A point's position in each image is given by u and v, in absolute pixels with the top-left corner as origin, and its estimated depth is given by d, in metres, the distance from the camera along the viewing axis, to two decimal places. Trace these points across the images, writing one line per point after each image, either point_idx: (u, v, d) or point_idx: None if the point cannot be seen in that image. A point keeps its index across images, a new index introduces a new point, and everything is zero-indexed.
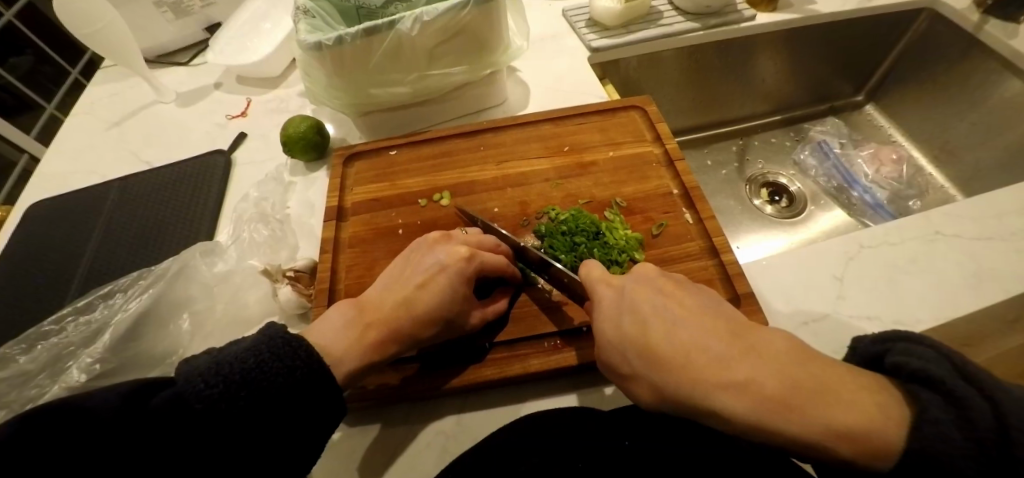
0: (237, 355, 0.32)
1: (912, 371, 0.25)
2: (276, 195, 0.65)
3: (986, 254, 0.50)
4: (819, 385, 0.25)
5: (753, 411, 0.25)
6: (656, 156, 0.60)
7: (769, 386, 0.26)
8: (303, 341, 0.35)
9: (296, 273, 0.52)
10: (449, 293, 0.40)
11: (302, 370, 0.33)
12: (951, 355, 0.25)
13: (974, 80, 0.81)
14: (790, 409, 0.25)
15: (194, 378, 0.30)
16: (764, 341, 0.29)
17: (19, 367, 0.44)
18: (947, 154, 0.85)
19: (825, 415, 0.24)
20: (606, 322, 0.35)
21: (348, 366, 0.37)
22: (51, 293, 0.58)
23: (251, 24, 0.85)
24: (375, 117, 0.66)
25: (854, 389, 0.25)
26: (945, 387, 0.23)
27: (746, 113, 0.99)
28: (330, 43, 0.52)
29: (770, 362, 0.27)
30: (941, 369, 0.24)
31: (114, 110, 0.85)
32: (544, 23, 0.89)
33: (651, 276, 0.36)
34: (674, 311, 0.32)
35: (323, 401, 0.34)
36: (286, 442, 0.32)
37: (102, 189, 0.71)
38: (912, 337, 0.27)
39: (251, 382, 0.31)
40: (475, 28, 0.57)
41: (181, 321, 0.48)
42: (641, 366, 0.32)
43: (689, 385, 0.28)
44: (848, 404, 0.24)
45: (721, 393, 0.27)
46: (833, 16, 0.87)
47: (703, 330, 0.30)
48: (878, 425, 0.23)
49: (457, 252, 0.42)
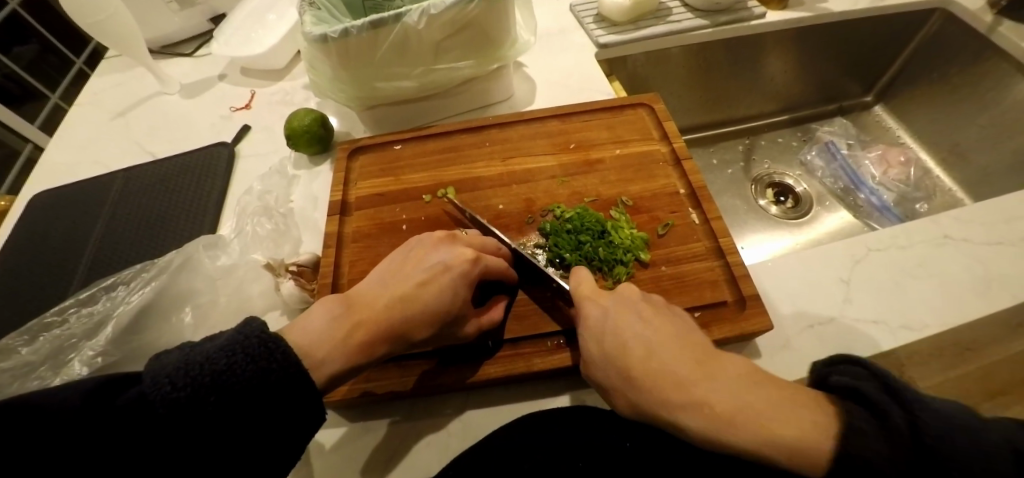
0: (209, 355, 0.29)
1: (847, 389, 0.28)
2: (279, 188, 0.64)
3: (994, 260, 0.49)
4: (764, 402, 0.27)
5: (705, 429, 0.27)
6: (663, 154, 0.60)
7: (722, 406, 0.27)
8: (281, 343, 0.32)
9: (298, 267, 0.51)
10: (449, 295, 0.39)
11: (278, 374, 0.31)
12: (882, 375, 0.27)
13: (986, 82, 0.80)
14: (737, 424, 0.26)
15: (160, 380, 0.28)
16: (722, 362, 0.30)
17: (21, 358, 0.44)
18: (956, 157, 0.84)
19: (769, 433, 0.25)
20: (586, 337, 0.36)
21: (330, 369, 0.34)
22: (54, 282, 0.59)
23: (256, 15, 0.85)
24: (380, 110, 0.66)
25: (797, 406, 0.26)
26: (871, 401, 0.26)
27: (753, 112, 0.99)
28: (335, 35, 0.51)
29: (722, 382, 0.29)
30: (870, 387, 0.27)
31: (118, 100, 0.85)
32: (551, 18, 0.88)
33: (632, 299, 0.37)
34: (649, 335, 0.33)
35: (301, 404, 0.31)
36: (258, 449, 0.30)
37: (106, 180, 0.71)
38: (851, 358, 0.30)
39: (221, 386, 0.29)
40: (483, 22, 0.57)
41: (183, 314, 0.48)
42: (617, 383, 0.33)
43: (653, 403, 0.30)
44: (790, 421, 0.25)
45: (679, 411, 0.28)
46: (846, 15, 0.86)
47: (672, 353, 0.31)
48: (814, 439, 0.24)
49: (463, 253, 0.42)
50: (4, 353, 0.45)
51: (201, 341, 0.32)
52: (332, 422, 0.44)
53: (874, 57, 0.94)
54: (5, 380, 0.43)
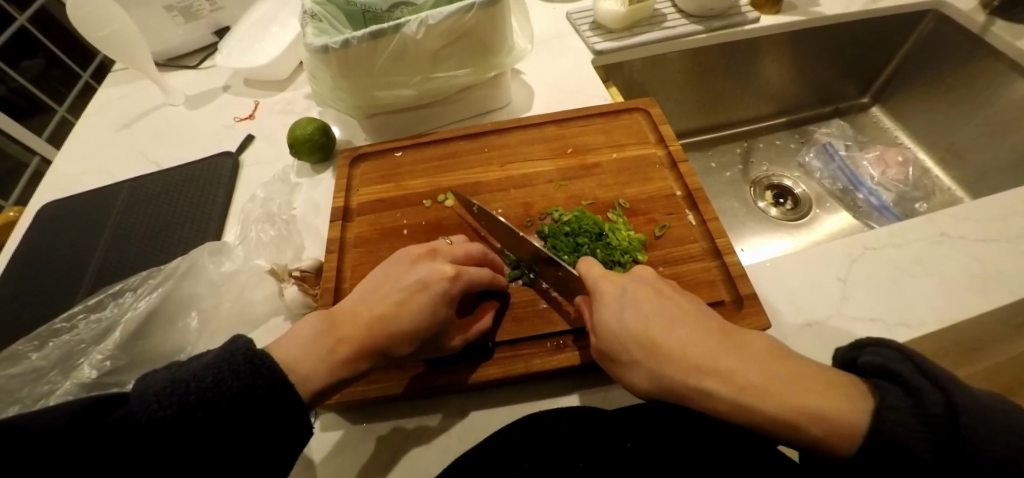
0: (195, 374, 0.30)
1: (878, 369, 0.27)
2: (282, 196, 0.65)
3: (991, 257, 0.50)
4: (794, 376, 0.28)
5: (736, 396, 0.28)
6: (659, 157, 0.61)
7: (749, 375, 0.28)
8: (266, 359, 0.33)
9: (302, 272, 0.52)
10: (428, 311, 0.39)
11: (264, 390, 0.31)
12: (914, 356, 0.26)
13: (980, 82, 0.81)
14: (769, 394, 0.27)
15: (147, 398, 0.28)
16: (750, 339, 0.31)
17: (31, 364, 0.45)
18: (953, 156, 0.84)
19: (799, 401, 0.26)
20: (605, 314, 0.37)
21: (315, 384, 0.35)
22: (61, 290, 0.60)
23: (259, 28, 0.87)
24: (380, 118, 0.67)
25: (830, 381, 0.27)
26: (903, 381, 0.25)
27: (750, 115, 0.99)
28: (336, 46, 0.53)
29: (752, 356, 0.30)
30: (901, 366, 0.26)
31: (124, 112, 0.86)
32: (549, 26, 0.89)
33: (648, 278, 0.38)
34: (671, 312, 0.35)
35: (288, 417, 0.32)
36: (246, 463, 0.31)
37: (113, 189, 0.72)
38: (880, 340, 0.29)
39: (207, 403, 0.29)
40: (480, 31, 0.58)
41: (189, 319, 0.49)
42: (639, 355, 0.33)
43: (680, 373, 0.31)
44: (822, 392, 0.26)
45: (708, 379, 0.30)
46: (840, 19, 0.87)
47: (696, 327, 0.33)
48: (847, 410, 0.25)
49: (441, 270, 0.41)
50: (13, 359, 0.46)
51: (186, 361, 0.32)
52: (333, 425, 0.44)
53: (869, 59, 0.95)
54: (14, 385, 0.44)
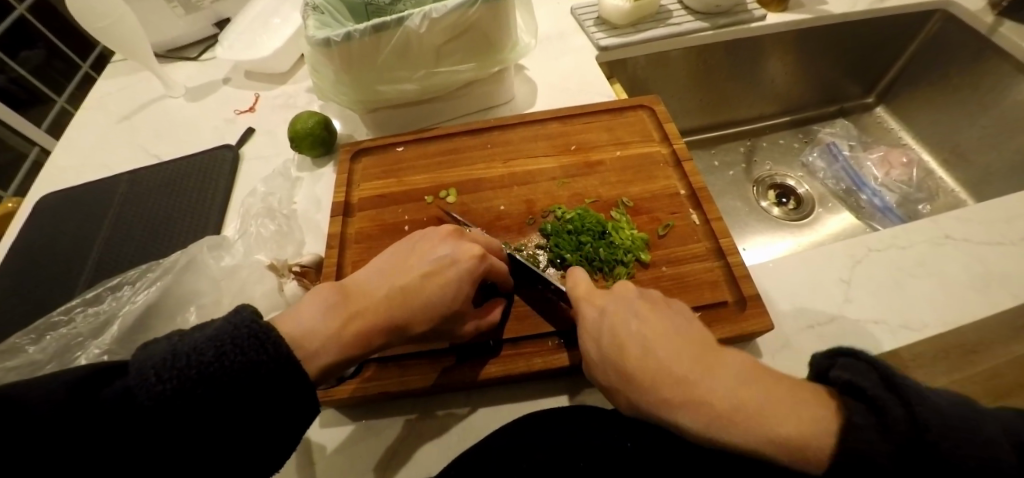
0: (197, 347, 0.29)
1: (844, 383, 0.27)
2: (282, 190, 0.65)
3: (994, 259, 0.49)
4: (763, 401, 0.27)
5: (705, 426, 0.27)
6: (663, 156, 0.60)
7: (721, 402, 0.27)
8: (272, 333, 0.31)
9: (302, 268, 0.52)
10: (452, 290, 0.39)
11: (268, 366, 0.30)
12: (881, 368, 0.26)
13: (986, 83, 0.80)
14: (736, 423, 0.26)
15: (147, 371, 0.28)
16: (723, 360, 0.30)
17: (28, 357, 0.45)
18: (958, 157, 0.84)
19: (770, 430, 0.25)
20: (587, 337, 0.37)
21: (323, 360, 0.34)
22: (60, 282, 0.59)
23: (260, 20, 0.86)
24: (382, 113, 0.66)
25: (799, 405, 0.26)
26: (870, 397, 0.25)
27: (754, 113, 0.99)
28: (338, 39, 0.52)
29: (722, 380, 0.28)
30: (868, 381, 0.26)
31: (124, 104, 0.86)
32: (553, 21, 0.88)
33: (629, 298, 0.37)
34: (646, 333, 0.33)
35: (294, 395, 0.31)
36: (252, 438, 0.30)
37: (112, 182, 0.72)
38: (852, 352, 0.29)
39: (208, 378, 0.28)
40: (484, 25, 0.57)
41: (188, 313, 0.48)
42: (619, 383, 0.33)
43: (652, 402, 0.30)
44: (792, 420, 0.25)
45: (680, 409, 0.28)
46: (846, 17, 0.86)
47: (671, 347, 0.32)
48: (816, 439, 0.24)
49: (470, 249, 0.41)
50: (11, 351, 0.45)
51: (191, 331, 0.31)
52: (333, 422, 0.44)
53: (874, 58, 0.94)
54: (12, 378, 0.43)
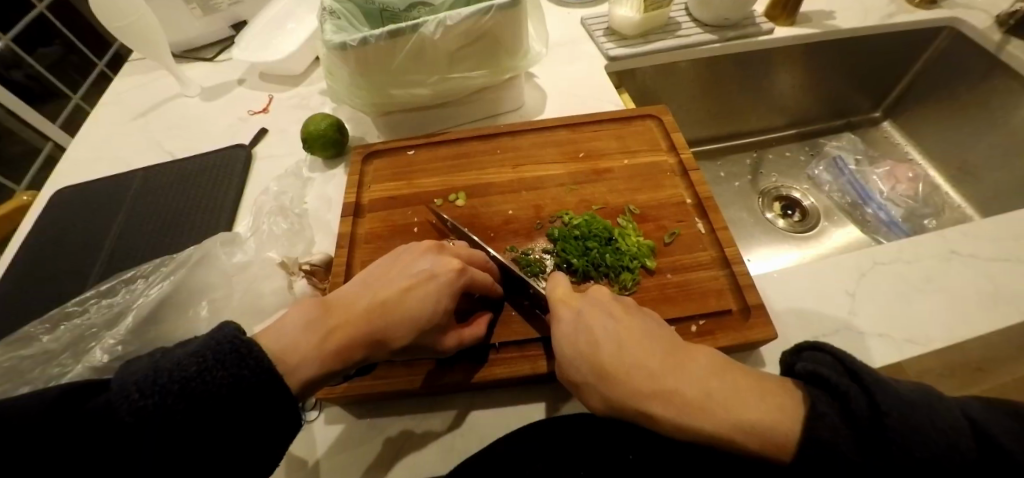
0: (178, 362, 0.30)
1: (809, 374, 0.28)
2: (294, 190, 0.66)
3: (999, 276, 0.49)
4: (730, 389, 0.28)
5: (680, 416, 0.28)
6: (671, 165, 0.61)
7: (692, 395, 0.28)
8: (254, 348, 0.32)
9: (311, 266, 0.53)
10: (431, 304, 0.39)
11: (249, 381, 0.31)
12: (843, 358, 0.28)
13: (993, 102, 0.80)
14: (708, 412, 0.27)
15: (128, 387, 0.28)
16: (693, 355, 0.31)
17: (42, 346, 0.46)
18: (965, 174, 0.84)
19: (735, 416, 0.26)
20: (562, 338, 0.36)
21: (305, 374, 0.35)
22: (74, 275, 0.61)
23: (276, 23, 0.88)
24: (395, 116, 0.67)
25: (769, 393, 0.27)
26: (833, 386, 0.26)
27: (760, 126, 0.99)
28: (355, 43, 0.53)
29: (694, 373, 0.29)
30: (831, 371, 0.27)
31: (140, 101, 0.87)
32: (562, 30, 0.90)
33: (603, 299, 0.37)
34: (620, 330, 0.34)
35: (277, 408, 0.32)
36: (237, 452, 0.30)
37: (126, 178, 0.73)
38: (818, 345, 0.30)
39: (189, 393, 0.29)
40: (496, 33, 0.58)
41: (200, 308, 0.49)
42: (591, 377, 0.33)
43: (627, 396, 0.30)
44: (760, 408, 0.26)
45: (652, 402, 0.29)
46: (854, 32, 0.87)
47: (639, 344, 0.32)
48: (785, 422, 0.25)
49: (449, 262, 0.42)
50: (25, 340, 0.46)
51: (173, 347, 0.32)
52: (338, 419, 0.45)
53: (881, 74, 0.95)
54: (28, 366, 0.45)
